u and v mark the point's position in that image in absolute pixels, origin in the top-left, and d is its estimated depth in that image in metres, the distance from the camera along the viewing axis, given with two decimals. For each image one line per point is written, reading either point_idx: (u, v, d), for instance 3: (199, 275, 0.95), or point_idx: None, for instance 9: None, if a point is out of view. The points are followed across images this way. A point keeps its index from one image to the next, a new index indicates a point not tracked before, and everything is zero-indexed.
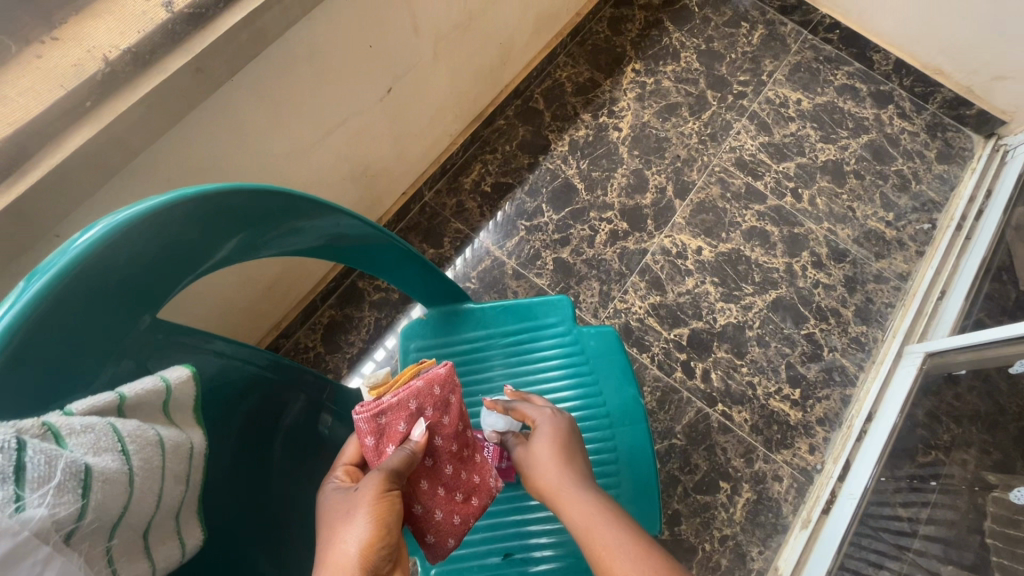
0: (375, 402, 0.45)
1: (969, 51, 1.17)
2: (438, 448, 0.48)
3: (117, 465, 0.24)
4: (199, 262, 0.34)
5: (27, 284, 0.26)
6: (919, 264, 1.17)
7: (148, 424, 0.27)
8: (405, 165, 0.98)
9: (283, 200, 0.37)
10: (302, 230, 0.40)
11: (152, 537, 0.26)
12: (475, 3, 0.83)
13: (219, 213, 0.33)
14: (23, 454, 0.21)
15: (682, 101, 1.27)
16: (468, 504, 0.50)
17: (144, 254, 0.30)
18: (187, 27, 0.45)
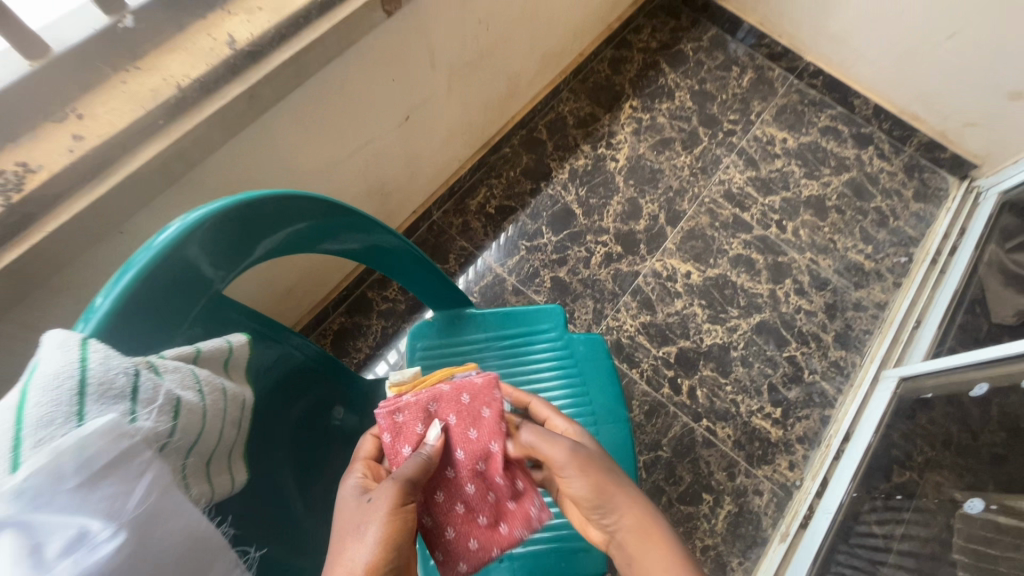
0: (396, 402, 0.49)
1: (942, 99, 1.27)
2: (459, 462, 0.49)
3: (195, 400, 0.30)
4: (249, 253, 0.41)
5: (121, 274, 0.32)
6: (895, 295, 1.25)
7: (215, 374, 0.33)
8: (417, 186, 1.06)
9: (318, 204, 0.44)
10: (333, 231, 0.47)
11: (212, 466, 0.33)
12: (487, 44, 0.92)
13: (267, 214, 0.40)
14: (137, 378, 0.27)
15: (675, 136, 1.36)
16: (491, 532, 0.49)
17: (208, 245, 0.36)
18: (247, 61, 0.52)
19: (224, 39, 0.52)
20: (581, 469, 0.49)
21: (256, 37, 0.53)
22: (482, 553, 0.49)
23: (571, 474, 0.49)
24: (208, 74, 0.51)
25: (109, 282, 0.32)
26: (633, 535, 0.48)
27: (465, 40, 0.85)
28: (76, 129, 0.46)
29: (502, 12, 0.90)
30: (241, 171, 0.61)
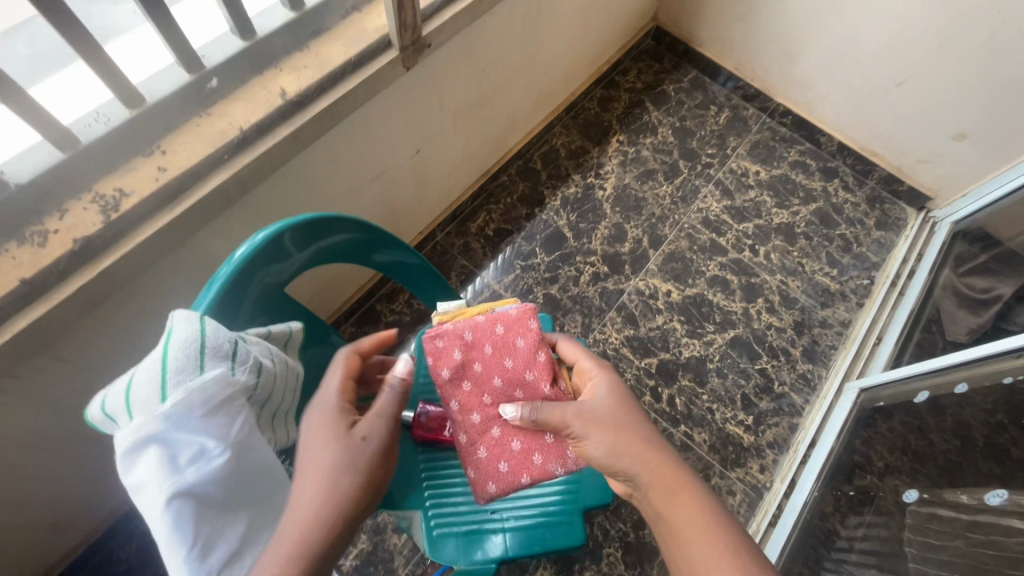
0: (440, 330, 0.66)
1: (897, 139, 1.41)
2: (495, 387, 0.65)
3: (269, 367, 0.41)
4: (300, 267, 0.52)
5: (209, 285, 0.44)
6: (858, 314, 1.36)
7: (279, 351, 0.44)
8: (422, 209, 1.18)
9: (349, 224, 0.55)
10: (362, 245, 0.59)
11: (271, 423, 0.43)
12: (488, 88, 1.05)
13: (312, 233, 0.51)
14: (236, 345, 0.38)
15: (658, 167, 1.50)
16: (524, 459, 0.64)
17: (269, 260, 0.48)
18: (293, 109, 0.65)
19: (277, 91, 0.64)
20: (601, 428, 0.59)
21: (302, 89, 0.65)
22: (513, 478, 0.64)
23: (591, 434, 0.59)
24: (265, 119, 0.63)
25: (201, 292, 0.43)
26: (661, 494, 0.55)
27: (469, 85, 0.99)
28: (161, 163, 0.58)
29: (502, 62, 1.03)
30: (281, 196, 0.73)
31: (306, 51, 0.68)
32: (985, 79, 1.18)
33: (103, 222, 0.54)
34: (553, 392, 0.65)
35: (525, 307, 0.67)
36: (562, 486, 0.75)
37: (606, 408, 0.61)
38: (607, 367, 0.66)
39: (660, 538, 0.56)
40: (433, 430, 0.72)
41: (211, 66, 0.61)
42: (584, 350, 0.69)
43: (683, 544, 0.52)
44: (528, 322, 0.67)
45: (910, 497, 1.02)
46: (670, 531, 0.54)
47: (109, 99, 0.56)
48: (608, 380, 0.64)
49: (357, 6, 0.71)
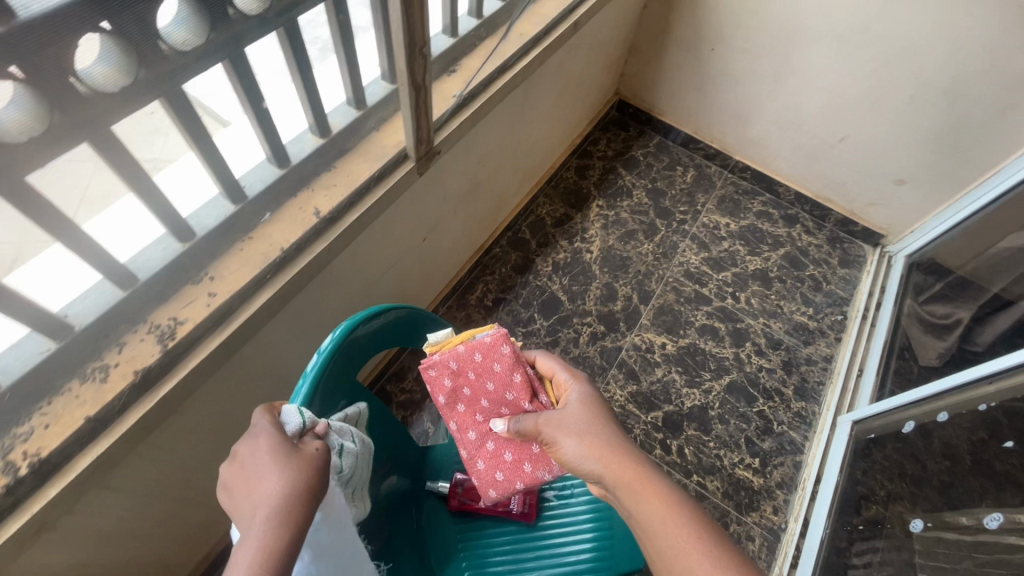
0: (429, 362, 0.69)
1: (847, 187, 1.57)
2: (484, 406, 0.71)
3: (357, 449, 0.52)
4: (364, 350, 0.62)
5: (305, 376, 0.53)
6: (838, 348, 1.46)
7: (356, 432, 0.54)
8: (427, 288, 1.23)
9: (398, 309, 0.66)
10: (405, 323, 0.69)
11: (357, 496, 0.53)
12: (483, 175, 1.14)
13: (373, 320, 0.61)
14: (335, 438, 0.49)
15: (637, 227, 1.61)
16: (517, 468, 0.73)
17: (346, 349, 0.57)
18: (326, 227, 0.71)
19: (312, 211, 0.70)
20: (570, 435, 0.63)
21: (334, 208, 0.71)
22: (510, 483, 0.73)
23: (562, 441, 0.64)
24: (304, 236, 0.69)
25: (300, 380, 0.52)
26: (627, 494, 0.59)
27: (468, 176, 1.07)
28: (211, 289, 0.62)
29: (495, 151, 1.13)
30: (312, 301, 0.77)
31: (334, 171, 0.75)
32: (915, 135, 1.34)
33: (161, 351, 0.57)
34: (534, 408, 0.70)
35: (499, 332, 0.69)
36: (594, 531, 0.78)
37: (573, 414, 0.65)
38: (581, 376, 0.70)
39: (639, 539, 0.59)
40: (468, 500, 0.79)
41: (252, 196, 0.66)
42: (559, 359, 0.72)
43: (657, 540, 0.56)
44: (502, 344, 0.69)
45: (918, 527, 1.06)
46: (640, 527, 0.58)
47: (162, 233, 0.58)
48: (582, 389, 0.68)
49: (376, 126, 0.79)
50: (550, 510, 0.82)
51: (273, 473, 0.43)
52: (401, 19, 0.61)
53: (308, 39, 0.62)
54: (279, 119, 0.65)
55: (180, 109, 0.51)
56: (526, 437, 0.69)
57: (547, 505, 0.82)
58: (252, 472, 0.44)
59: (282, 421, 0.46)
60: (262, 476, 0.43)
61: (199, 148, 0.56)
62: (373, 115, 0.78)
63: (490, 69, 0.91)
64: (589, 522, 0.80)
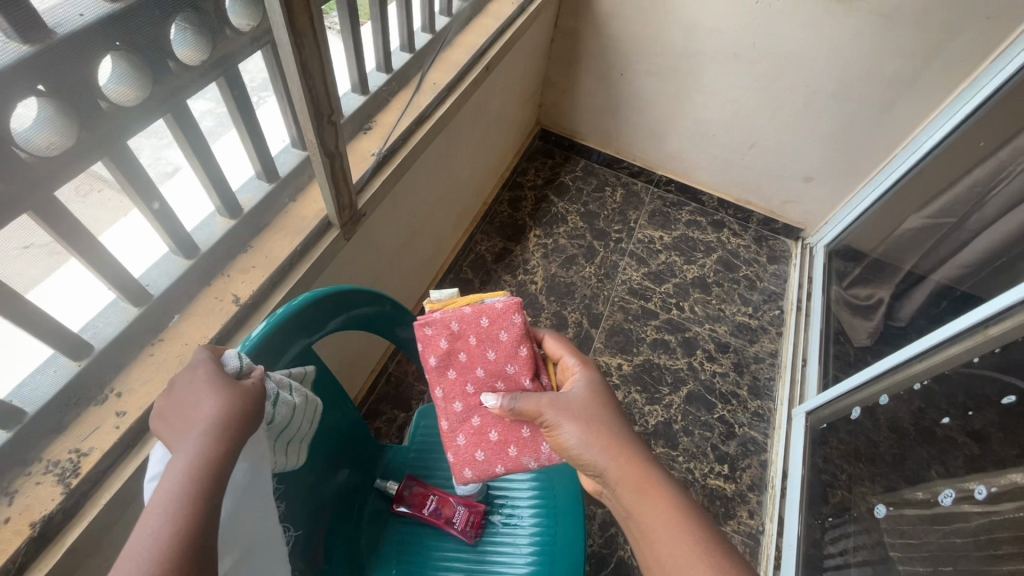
0: (428, 319, 0.65)
1: (762, 190, 1.67)
2: (478, 376, 0.66)
3: (296, 402, 0.52)
4: (326, 328, 0.61)
5: (261, 325, 0.53)
6: (781, 343, 1.52)
7: (301, 388, 0.55)
8: (372, 346, 1.17)
9: (364, 295, 0.66)
10: (373, 314, 0.69)
11: (288, 451, 0.53)
12: (415, 224, 1.11)
13: (337, 301, 0.61)
14: (272, 387, 0.49)
15: (577, 252, 1.62)
16: (501, 449, 0.68)
17: (304, 316, 0.57)
18: (249, 314, 0.66)
19: (231, 298, 0.65)
20: (576, 421, 0.61)
21: (256, 292, 0.66)
22: (489, 466, 0.68)
23: (565, 426, 0.61)
24: (225, 327, 0.63)
25: (255, 327, 0.53)
26: (632, 492, 0.58)
27: (400, 228, 1.04)
28: (120, 407, 0.55)
29: (425, 198, 1.10)
30: None
31: (251, 250, 0.70)
32: (814, 136, 1.45)
33: (63, 493, 0.50)
34: (534, 387, 0.66)
35: (512, 300, 0.66)
36: (532, 566, 0.73)
37: (578, 399, 0.63)
38: (589, 365, 0.68)
39: (632, 536, 0.59)
40: (412, 506, 0.76)
41: (158, 293, 0.60)
42: (566, 340, 0.71)
43: (655, 542, 0.55)
44: (514, 314, 0.66)
45: (880, 512, 1.09)
46: (641, 528, 0.57)
47: (50, 353, 0.51)
48: (589, 377, 0.67)
49: (293, 196, 0.75)
50: (494, 533, 0.77)
51: (207, 400, 0.42)
52: (302, 90, 0.59)
53: (206, 105, 0.57)
54: (178, 208, 0.60)
55: (55, 221, 0.46)
56: (520, 416, 0.64)
57: (492, 529, 0.77)
58: (189, 396, 0.42)
59: (223, 363, 0.45)
60: (195, 401, 0.42)
61: (84, 253, 0.50)
62: (288, 185, 0.74)
63: (407, 122, 0.89)
64: (529, 551, 0.75)
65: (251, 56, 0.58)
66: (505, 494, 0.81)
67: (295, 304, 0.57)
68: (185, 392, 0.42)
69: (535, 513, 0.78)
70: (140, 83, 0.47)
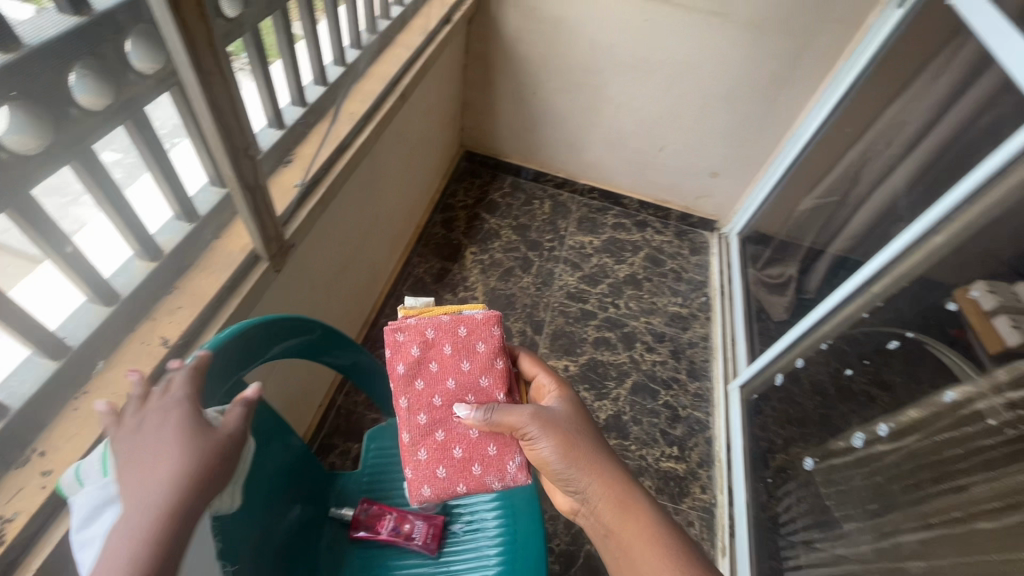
0: (404, 325, 0.68)
1: (676, 189, 1.80)
2: (448, 388, 0.68)
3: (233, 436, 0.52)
4: (261, 357, 0.62)
5: (189, 359, 0.53)
6: (711, 326, 1.63)
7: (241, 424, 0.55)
8: (316, 380, 1.15)
9: (299, 322, 0.67)
10: (311, 338, 0.70)
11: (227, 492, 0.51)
12: (348, 252, 1.12)
13: (269, 329, 0.62)
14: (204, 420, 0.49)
15: (513, 264, 1.68)
16: (463, 467, 0.68)
17: (236, 348, 0.58)
18: (178, 355, 0.64)
19: (158, 340, 0.64)
20: (559, 441, 0.67)
21: (185, 331, 0.65)
22: (449, 484, 0.67)
23: (548, 444, 0.66)
24: (153, 371, 0.61)
25: (183, 362, 0.53)
26: (613, 511, 0.66)
27: (333, 256, 1.04)
28: (44, 467, 0.53)
29: (355, 226, 1.12)
30: None
31: (176, 291, 0.69)
32: (713, 135, 1.60)
33: None
34: (508, 400, 0.69)
35: (491, 313, 0.70)
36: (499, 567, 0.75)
37: (565, 419, 0.69)
38: (566, 388, 0.74)
39: (609, 550, 0.68)
40: (370, 530, 0.76)
41: (77, 345, 0.58)
42: (539, 358, 0.77)
43: (635, 556, 0.64)
44: (493, 326, 0.70)
45: (809, 464, 1.23)
46: (620, 544, 0.66)
47: None
48: (566, 398, 0.73)
49: (216, 233, 0.74)
50: (456, 544, 0.78)
51: (171, 451, 0.43)
52: (216, 127, 0.61)
53: (115, 155, 0.58)
54: (93, 256, 0.59)
55: None
56: (496, 429, 0.67)
57: (453, 539, 0.79)
58: (154, 445, 0.43)
59: (152, 400, 0.47)
60: (158, 452, 0.43)
61: None
62: (209, 223, 0.73)
63: (327, 152, 0.91)
64: (495, 552, 0.77)
65: (159, 98, 0.59)
66: (464, 504, 0.82)
67: (225, 336, 0.57)
68: (152, 438, 0.43)
69: (497, 514, 0.80)
70: (40, 132, 0.47)
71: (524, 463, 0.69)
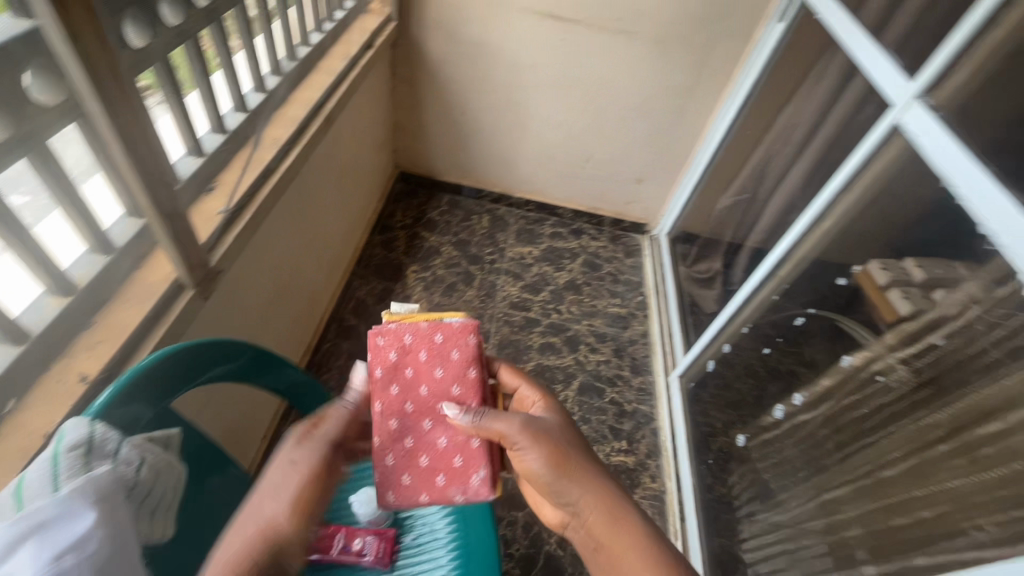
0: (386, 330, 0.71)
1: (606, 196, 1.90)
2: (421, 395, 0.69)
3: (156, 461, 0.53)
4: (190, 382, 0.61)
5: (108, 390, 0.53)
6: (649, 323, 1.71)
7: (166, 449, 0.55)
8: (256, 411, 1.12)
9: (227, 346, 0.66)
10: (241, 360, 0.69)
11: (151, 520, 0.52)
12: (283, 277, 1.11)
13: (195, 354, 0.61)
14: (122, 448, 0.50)
15: (456, 279, 1.70)
16: (428, 477, 0.68)
17: (159, 374, 0.57)
18: (99, 390, 0.62)
19: (77, 377, 0.62)
20: (547, 452, 0.68)
21: (106, 366, 0.64)
22: (413, 493, 0.68)
23: (534, 454, 0.67)
24: (74, 410, 0.59)
25: (101, 393, 0.52)
26: (602, 521, 0.68)
27: (266, 282, 1.03)
28: None
29: (288, 250, 1.11)
30: None
31: (94, 325, 0.67)
32: (634, 144, 1.70)
33: None
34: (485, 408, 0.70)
35: (469, 322, 0.72)
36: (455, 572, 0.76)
37: (554, 429, 0.70)
38: (553, 401, 0.76)
39: (597, 561, 0.70)
40: (321, 550, 0.76)
41: None
42: (520, 370, 0.79)
43: (623, 566, 0.66)
44: (470, 335, 0.71)
45: (743, 441, 1.34)
46: (609, 554, 0.68)
47: None
48: (553, 411, 0.74)
49: (136, 265, 0.73)
50: (409, 554, 0.79)
51: (286, 470, 0.64)
52: (128, 157, 0.61)
53: (22, 197, 0.57)
54: None
55: None
56: (477, 434, 0.68)
57: (405, 550, 0.80)
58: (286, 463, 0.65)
59: (66, 434, 0.47)
60: (282, 470, 0.64)
61: None
62: (128, 254, 0.72)
63: (251, 178, 0.91)
64: (450, 558, 0.77)
65: (64, 131, 0.59)
66: (415, 514, 0.83)
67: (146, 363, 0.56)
68: (284, 459, 0.66)
69: (450, 520, 0.81)
70: None
71: (487, 478, 0.68)
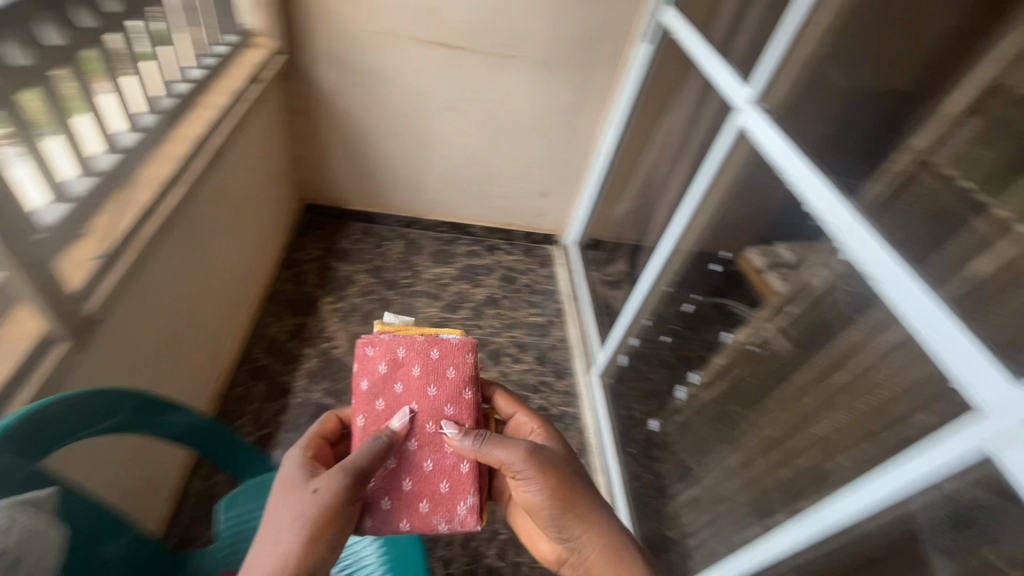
0: (380, 343, 0.75)
1: (517, 213, 1.97)
2: (411, 412, 0.74)
3: (30, 524, 0.52)
4: (61, 440, 0.60)
5: None
6: (567, 328, 1.78)
7: (43, 510, 0.54)
8: (158, 467, 1.04)
9: (107, 397, 0.66)
10: (126, 412, 0.69)
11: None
12: (178, 322, 1.05)
13: (67, 410, 0.60)
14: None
15: (373, 306, 1.69)
16: (411, 502, 0.72)
17: (23, 434, 0.56)
18: None
19: None
20: (550, 483, 0.71)
21: None
22: (394, 518, 0.71)
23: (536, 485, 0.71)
24: None
25: None
26: (599, 552, 0.72)
27: (157, 328, 0.98)
28: None
29: (182, 290, 1.06)
30: None
31: None
32: (535, 159, 1.79)
33: None
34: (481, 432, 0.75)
35: (467, 341, 0.78)
36: None
37: (559, 460, 0.74)
38: (553, 434, 0.81)
39: None
40: None
41: None
42: (520, 398, 0.86)
43: None
44: (466, 354, 0.77)
45: (654, 425, 1.44)
46: None
47: None
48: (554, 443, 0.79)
49: None
50: None
51: (294, 504, 0.63)
52: None
53: None
54: None
55: None
56: (475, 458, 0.72)
57: None
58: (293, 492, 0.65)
59: None
60: (290, 502, 0.63)
61: None
62: None
63: (128, 220, 0.86)
64: None
65: None
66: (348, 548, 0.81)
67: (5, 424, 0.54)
68: (293, 491, 0.65)
69: (383, 551, 0.81)
70: None
71: (474, 507, 0.74)
